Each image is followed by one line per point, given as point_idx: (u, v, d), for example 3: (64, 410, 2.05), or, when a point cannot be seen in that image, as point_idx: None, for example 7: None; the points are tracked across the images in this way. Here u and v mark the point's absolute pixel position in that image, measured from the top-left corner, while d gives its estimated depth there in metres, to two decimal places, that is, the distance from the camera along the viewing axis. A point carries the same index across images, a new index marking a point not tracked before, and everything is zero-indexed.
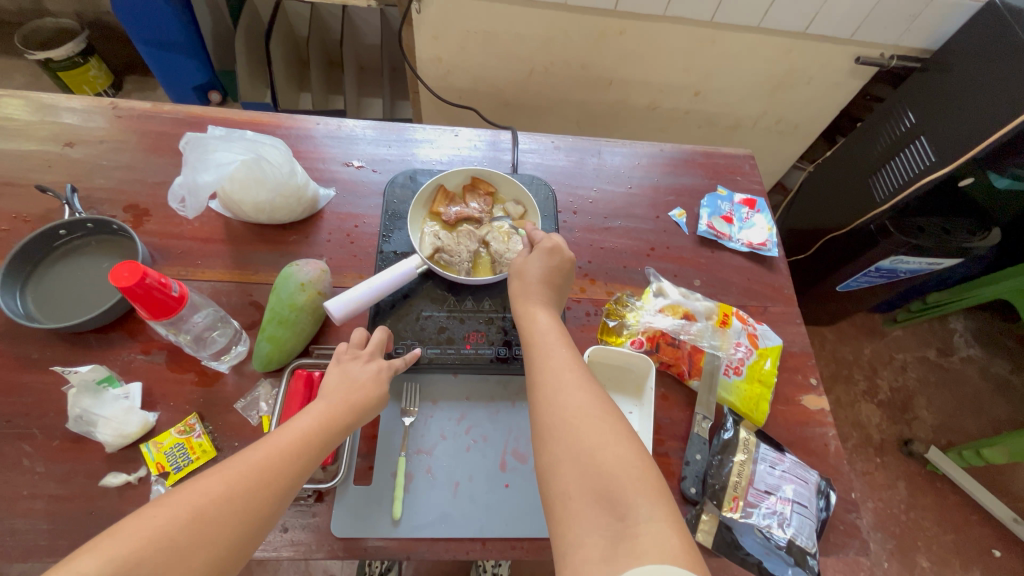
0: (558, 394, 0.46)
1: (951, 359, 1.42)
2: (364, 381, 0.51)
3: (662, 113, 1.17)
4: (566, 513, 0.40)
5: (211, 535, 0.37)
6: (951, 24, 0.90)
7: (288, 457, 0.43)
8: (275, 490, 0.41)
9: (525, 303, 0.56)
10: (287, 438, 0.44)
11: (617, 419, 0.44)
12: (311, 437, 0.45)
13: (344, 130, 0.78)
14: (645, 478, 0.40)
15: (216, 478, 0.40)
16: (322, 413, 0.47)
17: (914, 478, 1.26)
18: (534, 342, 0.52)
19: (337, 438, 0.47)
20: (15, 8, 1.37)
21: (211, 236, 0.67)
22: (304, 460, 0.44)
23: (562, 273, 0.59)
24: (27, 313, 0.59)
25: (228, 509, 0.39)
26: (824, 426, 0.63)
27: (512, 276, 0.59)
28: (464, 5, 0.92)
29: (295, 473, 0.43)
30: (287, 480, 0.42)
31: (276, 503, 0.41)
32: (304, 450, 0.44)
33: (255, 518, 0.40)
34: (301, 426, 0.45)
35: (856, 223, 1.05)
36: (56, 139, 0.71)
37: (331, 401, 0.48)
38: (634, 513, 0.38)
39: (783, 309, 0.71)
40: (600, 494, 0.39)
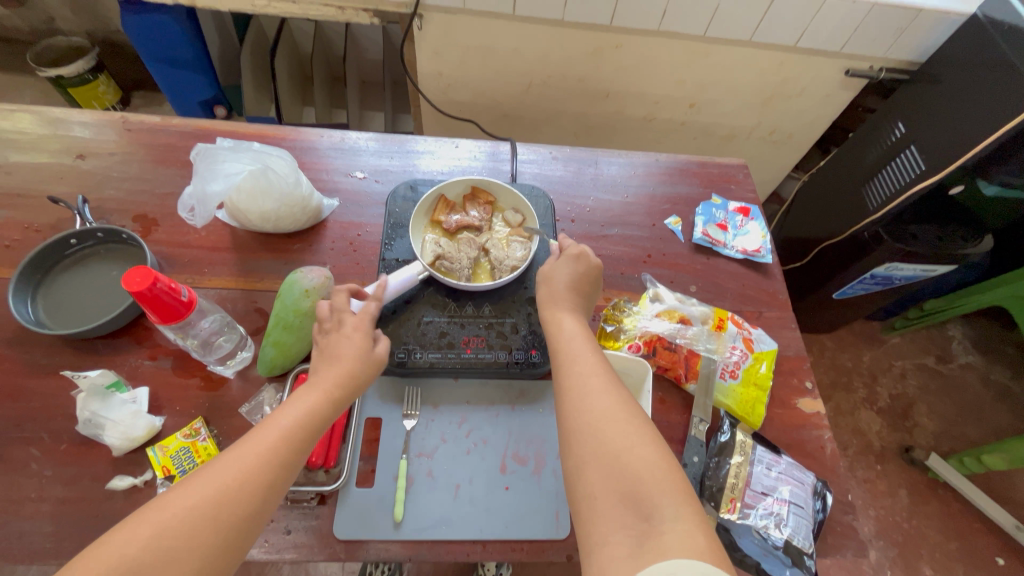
0: (583, 398, 0.48)
1: (950, 366, 1.42)
2: (342, 362, 0.52)
3: (658, 124, 1.20)
4: (592, 513, 0.41)
5: (187, 546, 0.37)
6: (936, 37, 0.93)
7: (262, 460, 0.43)
8: (249, 493, 0.41)
9: (553, 309, 0.59)
10: (270, 436, 0.44)
11: (642, 421, 0.46)
12: (286, 437, 0.45)
13: (347, 141, 0.80)
14: (670, 479, 0.41)
15: (184, 492, 0.40)
16: (301, 408, 0.47)
17: (915, 485, 1.26)
18: (561, 347, 0.54)
19: (317, 431, 0.47)
20: (27, 27, 1.41)
21: (218, 245, 0.69)
22: (279, 461, 0.44)
23: (591, 281, 0.62)
24: (38, 320, 0.60)
25: (196, 520, 0.38)
26: (820, 429, 0.64)
27: (540, 282, 0.62)
28: (464, 21, 0.95)
29: (274, 474, 0.43)
30: (271, 476, 0.43)
31: (257, 505, 0.42)
32: (285, 446, 0.44)
33: (233, 524, 0.40)
34: (276, 428, 0.45)
35: (850, 230, 1.07)
36: (68, 152, 0.74)
37: (309, 394, 0.48)
38: (660, 513, 0.39)
39: (778, 314, 0.73)
40: (627, 494, 0.40)
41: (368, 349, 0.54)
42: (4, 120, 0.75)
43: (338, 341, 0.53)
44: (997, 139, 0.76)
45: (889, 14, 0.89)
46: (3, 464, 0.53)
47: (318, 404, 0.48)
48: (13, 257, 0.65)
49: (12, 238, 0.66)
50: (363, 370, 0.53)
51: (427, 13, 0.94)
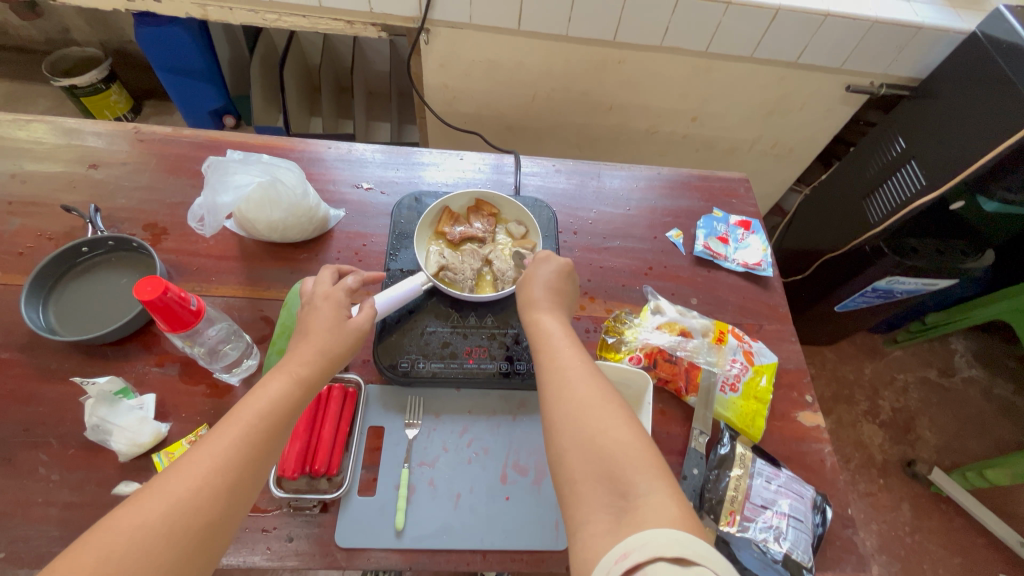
0: (562, 388, 0.48)
1: (953, 380, 1.42)
2: (312, 340, 0.49)
3: (661, 137, 1.21)
4: (574, 495, 0.43)
5: (143, 563, 0.35)
6: (936, 53, 0.94)
7: (220, 464, 0.40)
8: (207, 500, 0.38)
9: (533, 311, 0.57)
10: (231, 435, 0.41)
11: (617, 404, 0.47)
12: (246, 437, 0.42)
13: (354, 153, 0.82)
14: (643, 456, 0.43)
15: (132, 509, 0.36)
16: (263, 399, 0.44)
17: (918, 499, 1.25)
18: (541, 346, 0.53)
19: (283, 423, 0.44)
20: (43, 36, 1.44)
21: (225, 253, 0.70)
22: (240, 462, 0.41)
23: (570, 282, 0.62)
24: (48, 326, 0.61)
25: (147, 537, 0.35)
26: (820, 442, 0.64)
27: (520, 286, 0.62)
28: (470, 35, 0.97)
29: (235, 476, 0.40)
30: (236, 476, 0.40)
31: (222, 510, 0.39)
32: (246, 445, 0.41)
33: (195, 535, 0.37)
34: (233, 426, 0.42)
35: (852, 243, 1.08)
36: (81, 161, 0.75)
37: (271, 384, 0.45)
38: (635, 489, 0.40)
39: (778, 327, 0.73)
40: (604, 475, 0.42)
41: (339, 318, 0.52)
42: (20, 129, 0.77)
43: (311, 318, 0.51)
44: (996, 156, 0.77)
45: (889, 31, 0.90)
46: (11, 468, 0.54)
47: (285, 393, 0.45)
48: (26, 264, 0.67)
49: (25, 245, 0.68)
50: (334, 346, 0.50)
51: (434, 28, 0.96)
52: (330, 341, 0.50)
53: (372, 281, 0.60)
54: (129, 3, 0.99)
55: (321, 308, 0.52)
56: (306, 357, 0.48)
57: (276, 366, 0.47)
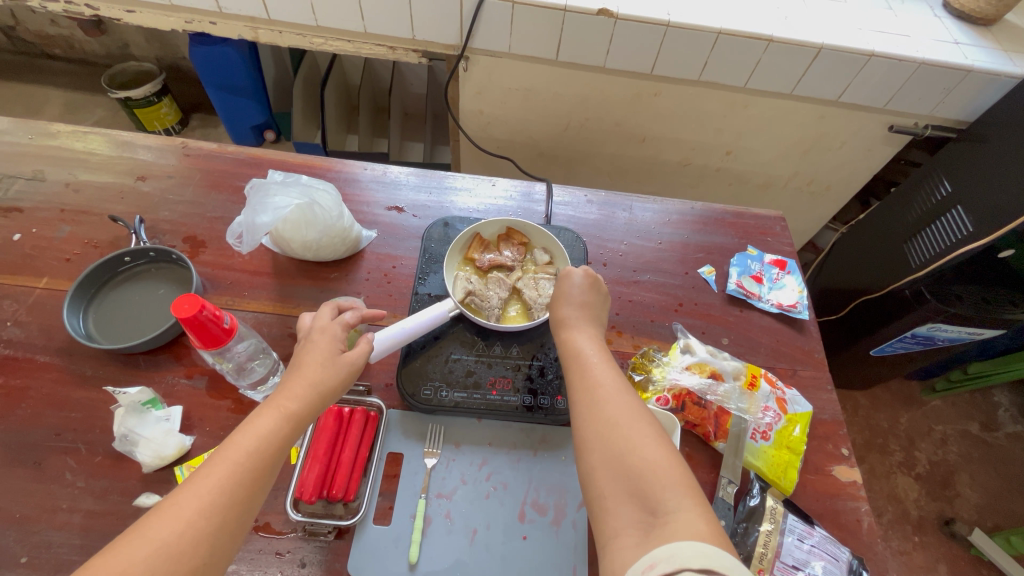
0: (593, 406, 0.47)
1: (996, 435, 1.34)
2: (299, 372, 0.49)
3: (694, 169, 1.20)
4: (604, 512, 0.42)
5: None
6: (987, 96, 0.91)
7: (206, 505, 0.40)
8: (191, 545, 0.38)
9: (570, 330, 0.56)
10: (219, 475, 0.41)
11: (646, 422, 0.45)
12: (230, 479, 0.41)
13: (389, 175, 0.83)
14: (673, 475, 0.42)
15: (114, 557, 0.36)
16: (251, 436, 0.44)
17: (956, 562, 1.17)
18: (572, 365, 0.52)
19: (271, 462, 0.44)
20: (104, 51, 1.52)
21: (259, 269, 0.72)
22: (224, 504, 0.40)
23: (598, 292, 0.60)
24: (87, 333, 0.63)
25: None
26: (857, 500, 0.61)
27: (552, 306, 0.59)
28: (508, 64, 0.98)
29: (220, 518, 0.40)
30: (218, 519, 0.40)
31: (205, 555, 0.39)
32: (232, 487, 0.41)
33: None
34: (220, 466, 0.41)
35: (891, 287, 1.03)
36: (130, 173, 0.78)
37: (259, 420, 0.45)
38: (664, 506, 0.40)
39: (813, 374, 0.70)
40: (633, 494, 0.41)
41: (331, 350, 0.51)
42: (77, 141, 0.81)
43: (307, 350, 0.51)
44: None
45: (937, 72, 0.88)
46: (40, 472, 0.55)
47: (270, 427, 0.44)
48: (71, 270, 0.69)
49: (73, 252, 0.70)
50: (326, 379, 0.49)
51: (473, 56, 0.98)
52: (323, 374, 0.49)
53: (372, 318, 0.59)
54: (187, 25, 1.04)
55: (317, 342, 0.51)
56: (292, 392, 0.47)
57: (266, 402, 0.46)
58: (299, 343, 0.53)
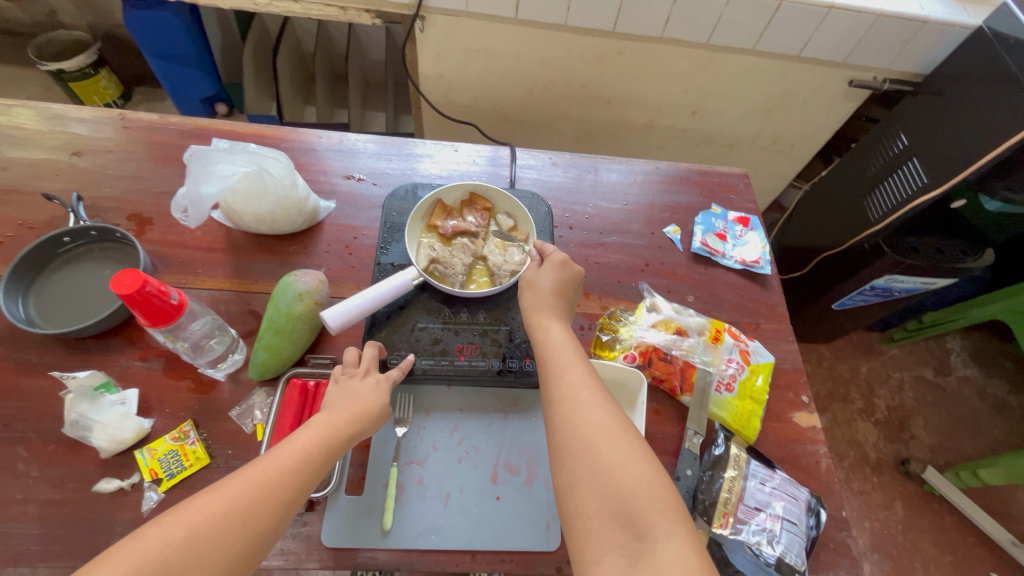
0: (575, 411, 0.47)
1: (949, 379, 1.42)
2: (362, 399, 0.51)
3: (660, 131, 1.19)
4: (585, 532, 0.41)
5: (202, 556, 0.38)
6: (941, 49, 0.92)
7: (285, 476, 0.43)
8: (269, 510, 0.41)
9: (540, 315, 0.57)
10: (296, 452, 0.45)
11: (635, 438, 0.46)
12: (305, 459, 0.45)
13: (346, 143, 0.80)
14: (663, 498, 0.42)
15: (211, 498, 0.40)
16: (319, 432, 0.47)
17: (911, 498, 1.25)
18: (550, 357, 0.53)
19: (336, 453, 0.47)
20: (30, 20, 1.40)
21: (212, 245, 0.69)
22: (301, 481, 0.44)
23: (573, 278, 0.61)
24: (29, 319, 0.60)
25: (222, 526, 0.39)
26: (816, 444, 0.63)
27: (524, 288, 0.60)
28: (467, 24, 0.95)
29: (291, 494, 0.43)
30: (292, 491, 0.43)
31: (276, 520, 0.42)
32: (307, 466, 0.45)
33: (252, 537, 0.40)
34: (294, 448, 0.45)
35: (851, 241, 1.06)
36: (64, 149, 0.73)
37: (329, 419, 0.48)
38: (653, 532, 0.40)
39: (775, 326, 0.72)
40: (620, 513, 0.41)
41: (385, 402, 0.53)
42: (1, 115, 0.75)
43: (352, 386, 0.53)
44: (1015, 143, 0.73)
45: (893, 25, 0.89)
46: None
47: (332, 415, 0.49)
48: (6, 254, 0.65)
49: (6, 235, 0.66)
50: (373, 411, 0.51)
51: (429, 15, 0.94)
52: (369, 407, 0.51)
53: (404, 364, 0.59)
54: None
55: (363, 382, 0.53)
56: (360, 414, 0.50)
57: (329, 408, 0.50)
58: (345, 380, 0.53)
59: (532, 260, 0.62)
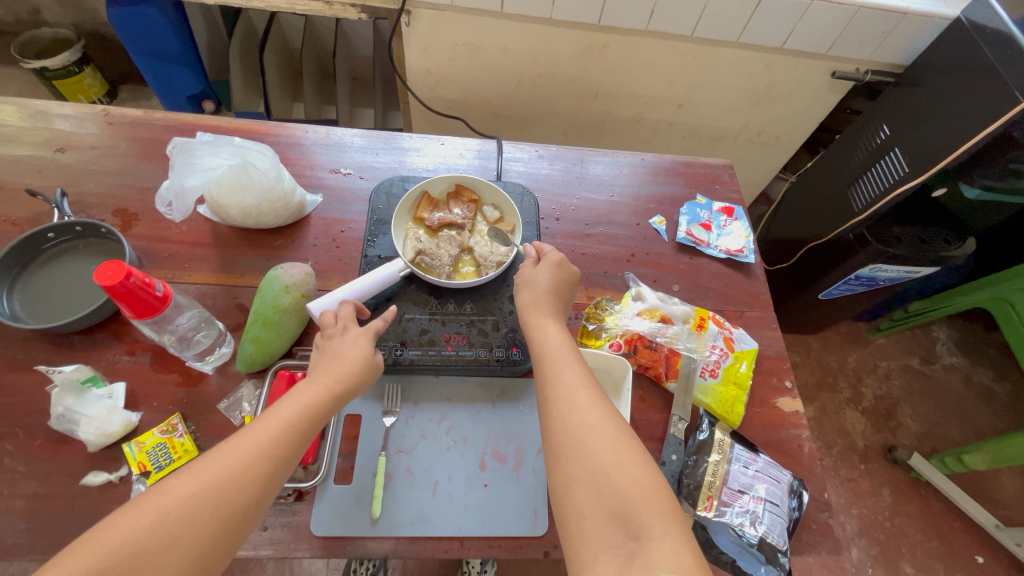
0: (572, 411, 0.47)
1: (934, 367, 1.44)
2: (344, 360, 0.52)
3: (647, 125, 1.20)
4: (581, 533, 0.41)
5: (178, 537, 0.38)
6: (921, 40, 0.94)
7: (262, 450, 0.44)
8: (246, 485, 0.42)
9: (537, 315, 0.58)
10: (272, 427, 0.45)
11: (630, 438, 0.46)
12: (282, 434, 0.45)
13: (333, 137, 0.80)
14: (659, 498, 0.41)
15: (186, 479, 0.40)
16: (298, 404, 0.47)
17: (898, 484, 1.27)
18: (546, 356, 0.53)
19: (314, 425, 0.48)
20: (13, 18, 1.39)
21: (198, 240, 0.69)
22: (279, 454, 0.44)
23: (569, 277, 0.62)
24: (13, 314, 0.60)
25: (196, 505, 0.39)
26: (798, 428, 0.64)
27: (521, 287, 0.61)
28: (453, 18, 0.95)
29: (270, 467, 0.44)
30: (267, 466, 0.43)
31: (255, 495, 0.42)
32: (282, 440, 0.45)
33: (229, 513, 0.40)
34: (273, 422, 0.45)
35: (837, 231, 1.07)
36: (47, 145, 0.73)
37: (307, 390, 0.49)
38: (648, 532, 0.39)
39: (759, 314, 0.73)
40: (616, 513, 0.41)
41: (368, 356, 0.53)
42: None
43: (335, 344, 0.53)
44: (995, 129, 0.74)
45: (874, 16, 0.90)
46: None
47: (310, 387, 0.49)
48: None
49: None
50: (352, 373, 0.51)
51: (414, 10, 0.94)
52: (348, 369, 0.51)
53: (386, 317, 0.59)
54: None
55: (343, 340, 0.54)
56: (342, 374, 0.51)
57: (309, 377, 0.50)
58: (328, 341, 0.54)
59: (529, 258, 0.63)
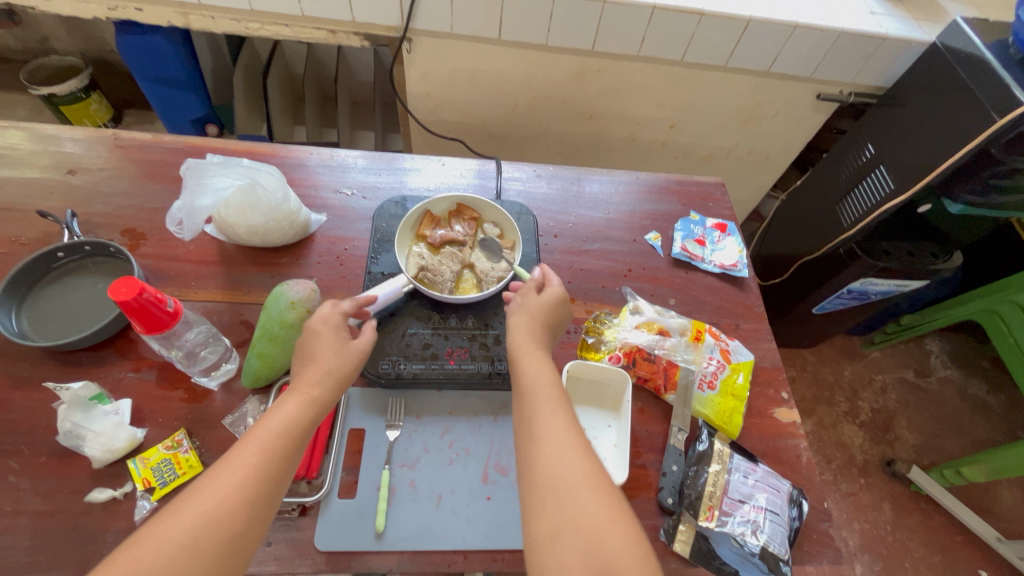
0: (552, 451, 0.47)
1: (929, 380, 1.45)
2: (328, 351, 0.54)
3: (640, 144, 1.23)
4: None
5: None
6: (902, 63, 0.98)
7: (236, 488, 0.42)
8: (223, 520, 0.41)
9: (528, 339, 0.58)
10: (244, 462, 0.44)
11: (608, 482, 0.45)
12: (257, 473, 0.44)
13: (336, 159, 0.82)
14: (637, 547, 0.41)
15: (160, 527, 0.39)
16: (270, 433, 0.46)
17: (898, 498, 1.27)
18: (528, 390, 0.53)
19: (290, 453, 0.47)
20: (21, 47, 1.42)
21: (205, 258, 0.70)
22: (253, 493, 0.43)
23: (561, 306, 0.63)
24: (21, 332, 0.60)
25: (171, 551, 0.38)
26: (796, 438, 0.65)
27: (517, 310, 0.61)
28: (452, 45, 0.98)
29: (247, 501, 0.42)
30: (242, 500, 0.42)
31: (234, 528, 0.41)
32: (255, 475, 0.44)
33: (206, 554, 0.39)
34: (245, 457, 0.44)
35: (827, 247, 1.10)
36: (58, 167, 0.75)
37: (281, 414, 0.48)
38: None
39: (754, 326, 0.75)
40: (597, 561, 0.40)
41: (350, 348, 0.55)
42: None
43: (315, 340, 0.55)
44: (973, 147, 0.77)
45: (856, 42, 0.94)
46: None
47: (287, 419, 0.48)
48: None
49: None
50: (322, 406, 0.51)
51: (415, 37, 0.97)
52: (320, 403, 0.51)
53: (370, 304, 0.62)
54: (110, 12, 1.00)
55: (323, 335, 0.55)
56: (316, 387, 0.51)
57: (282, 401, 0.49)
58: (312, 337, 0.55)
59: (534, 284, 0.64)
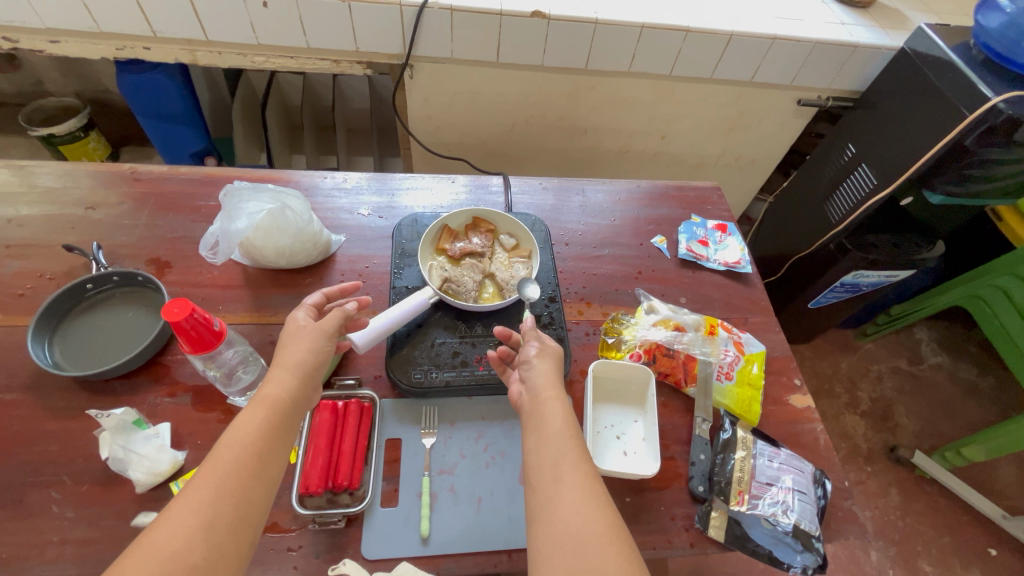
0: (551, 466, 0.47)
1: (922, 367, 1.50)
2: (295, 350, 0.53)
3: (632, 156, 1.29)
4: None
5: None
6: (873, 68, 1.05)
7: (203, 518, 0.40)
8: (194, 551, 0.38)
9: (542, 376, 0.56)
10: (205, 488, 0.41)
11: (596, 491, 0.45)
12: (214, 500, 0.41)
13: (350, 182, 0.85)
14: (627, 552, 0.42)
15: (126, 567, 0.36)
16: (235, 451, 0.44)
17: (904, 483, 1.30)
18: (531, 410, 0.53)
19: (254, 467, 0.44)
20: (15, 89, 1.43)
21: (230, 283, 0.72)
22: (206, 521, 0.40)
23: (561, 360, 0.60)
24: (54, 362, 0.61)
25: None
26: (813, 422, 0.69)
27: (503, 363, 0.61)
28: (452, 69, 1.03)
29: (221, 527, 0.40)
30: (216, 527, 0.40)
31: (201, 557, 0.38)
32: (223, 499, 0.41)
33: None
34: (210, 482, 0.42)
35: (817, 243, 1.16)
36: (78, 203, 0.76)
37: (245, 428, 0.45)
38: None
39: (762, 319, 0.78)
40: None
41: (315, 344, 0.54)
42: (12, 176, 0.77)
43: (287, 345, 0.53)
44: (948, 142, 0.83)
45: (831, 50, 1.01)
46: (22, 509, 0.53)
47: (255, 434, 0.45)
48: (27, 304, 0.66)
49: (25, 287, 0.68)
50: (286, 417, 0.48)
51: (417, 63, 1.01)
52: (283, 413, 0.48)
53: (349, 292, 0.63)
54: (117, 51, 1.02)
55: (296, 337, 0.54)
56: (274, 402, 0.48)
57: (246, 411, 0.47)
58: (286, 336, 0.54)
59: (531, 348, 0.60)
